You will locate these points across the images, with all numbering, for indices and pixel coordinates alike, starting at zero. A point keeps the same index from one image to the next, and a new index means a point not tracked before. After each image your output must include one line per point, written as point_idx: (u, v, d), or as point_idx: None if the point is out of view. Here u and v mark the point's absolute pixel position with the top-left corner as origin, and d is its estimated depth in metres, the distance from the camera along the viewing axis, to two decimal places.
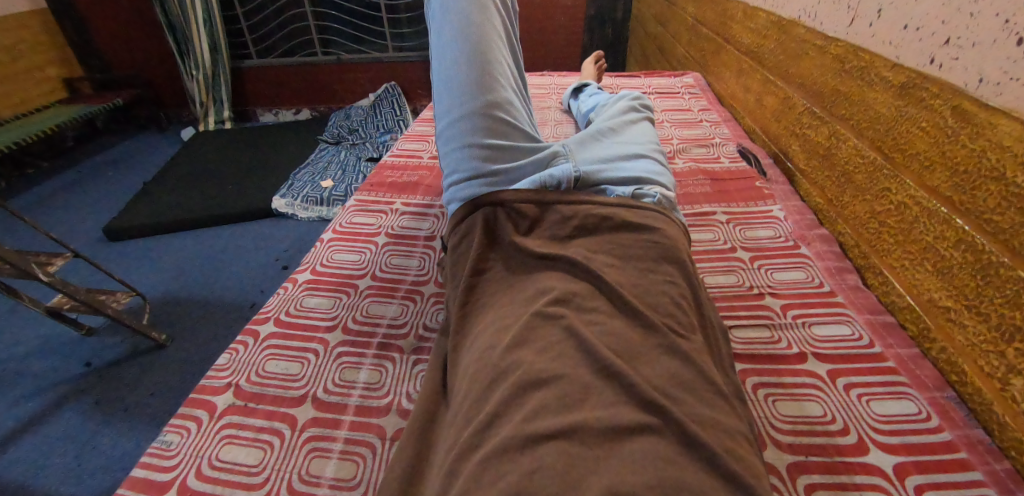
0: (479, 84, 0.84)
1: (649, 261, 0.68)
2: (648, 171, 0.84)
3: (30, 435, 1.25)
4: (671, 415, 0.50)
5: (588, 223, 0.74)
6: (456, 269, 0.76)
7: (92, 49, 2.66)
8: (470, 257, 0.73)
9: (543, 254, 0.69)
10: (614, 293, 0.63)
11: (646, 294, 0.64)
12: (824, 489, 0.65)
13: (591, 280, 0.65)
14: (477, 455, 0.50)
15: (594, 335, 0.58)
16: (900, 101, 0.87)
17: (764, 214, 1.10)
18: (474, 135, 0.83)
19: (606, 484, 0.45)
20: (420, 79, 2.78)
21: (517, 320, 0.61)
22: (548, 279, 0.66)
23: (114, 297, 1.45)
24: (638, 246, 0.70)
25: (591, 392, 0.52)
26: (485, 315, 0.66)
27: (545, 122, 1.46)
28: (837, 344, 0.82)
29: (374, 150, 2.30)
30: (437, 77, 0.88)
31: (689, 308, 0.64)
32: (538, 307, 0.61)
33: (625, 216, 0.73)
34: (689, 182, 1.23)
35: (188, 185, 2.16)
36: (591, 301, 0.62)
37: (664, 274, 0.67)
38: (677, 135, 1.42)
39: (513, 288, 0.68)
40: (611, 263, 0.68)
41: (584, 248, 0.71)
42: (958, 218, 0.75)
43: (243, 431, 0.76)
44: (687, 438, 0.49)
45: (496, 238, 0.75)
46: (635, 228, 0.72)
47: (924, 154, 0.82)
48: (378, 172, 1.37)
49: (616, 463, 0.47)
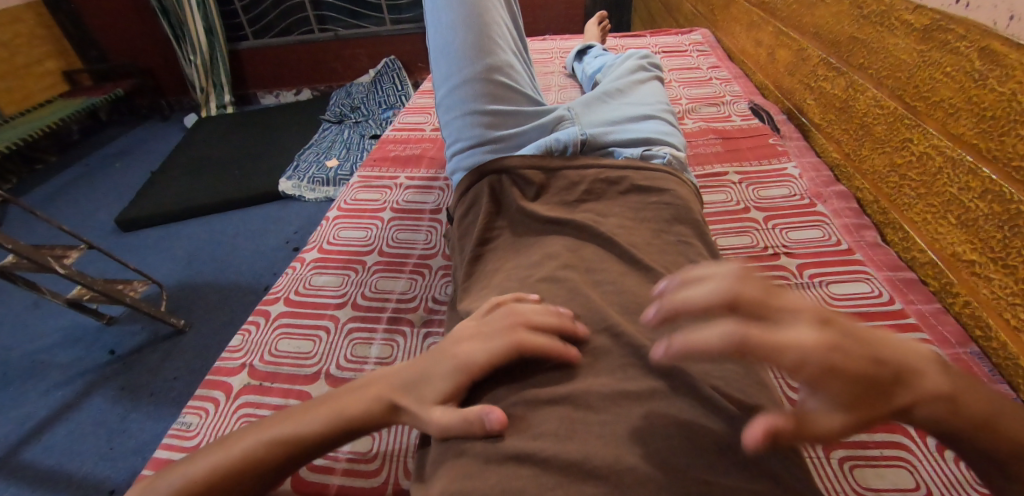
0: (479, 48, 0.81)
1: (661, 222, 0.67)
2: (657, 132, 0.81)
3: (62, 422, 1.28)
4: (686, 377, 0.49)
5: (596, 189, 0.72)
6: (463, 239, 0.74)
7: (89, 39, 2.64)
8: (477, 226, 0.72)
9: (550, 219, 0.68)
10: (625, 253, 0.61)
11: (660, 255, 0.62)
12: (841, 447, 0.64)
13: (601, 242, 0.64)
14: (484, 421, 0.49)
15: (602, 299, 0.57)
16: (923, 45, 0.82)
17: (778, 172, 1.07)
18: (475, 101, 0.81)
19: (618, 449, 0.44)
20: (420, 51, 2.72)
21: (524, 286, 0.61)
22: (556, 243, 0.65)
23: (131, 286, 1.47)
24: (649, 208, 0.68)
25: (600, 352, 0.52)
26: (491, 281, 0.65)
27: (548, 88, 1.42)
28: (856, 302, 0.80)
29: (376, 127, 2.27)
30: (434, 44, 0.85)
31: (707, 267, 0.62)
32: (544, 273, 0.60)
33: (634, 179, 0.72)
34: (700, 142, 1.19)
35: (194, 172, 2.15)
36: (601, 263, 0.61)
37: (676, 235, 0.65)
38: (686, 95, 1.38)
39: (520, 254, 0.66)
40: (622, 224, 0.66)
41: (591, 214, 0.69)
42: (985, 167, 0.72)
43: (260, 410, 0.76)
44: (703, 398, 0.48)
45: (503, 205, 0.73)
46: (645, 191, 0.70)
47: (949, 101, 0.78)
48: (380, 147, 1.35)
49: (628, 427, 0.46)
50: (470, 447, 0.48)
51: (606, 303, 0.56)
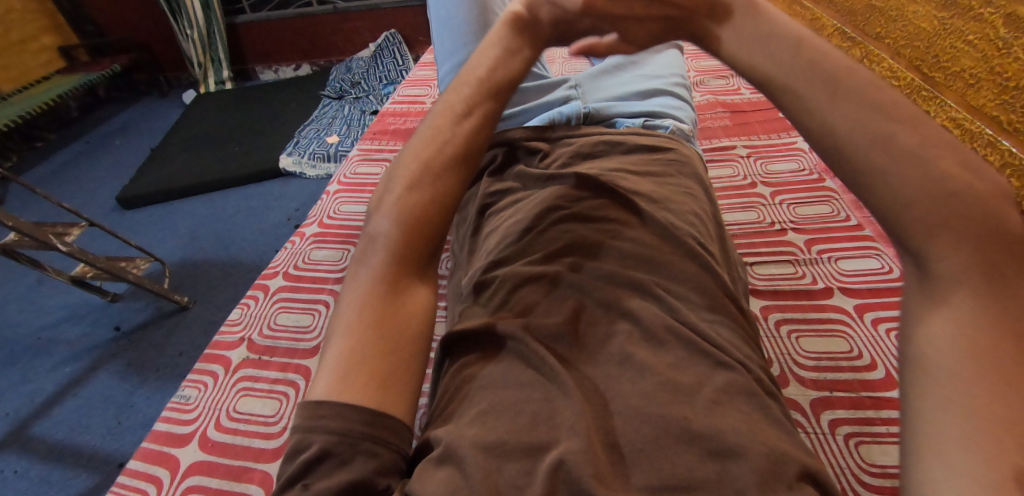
0: (481, 23, 0.79)
1: (666, 175, 0.72)
2: (663, 106, 0.84)
3: (71, 397, 1.29)
4: (693, 341, 0.49)
5: (598, 150, 0.77)
6: (468, 202, 0.79)
7: (83, 13, 2.57)
8: (478, 195, 0.76)
9: (549, 175, 0.70)
10: (629, 204, 0.64)
11: (671, 205, 0.66)
12: (848, 424, 0.64)
13: (603, 193, 0.66)
14: (485, 370, 0.51)
15: (608, 267, 0.57)
16: (945, 12, 0.79)
17: (787, 147, 1.04)
18: None
19: (630, 403, 0.46)
20: (421, 25, 2.64)
21: (523, 240, 0.63)
22: (556, 193, 0.67)
23: (133, 263, 1.46)
24: (656, 164, 0.73)
25: (598, 296, 0.55)
26: (493, 236, 0.68)
27: (552, 60, 1.40)
28: (865, 278, 0.79)
29: (377, 102, 2.22)
30: (437, 19, 0.82)
31: (707, 218, 0.67)
32: (546, 225, 0.63)
33: (637, 141, 0.76)
34: (707, 115, 1.16)
35: (194, 150, 2.12)
36: (601, 211, 0.64)
37: (682, 186, 0.70)
38: (693, 67, 1.34)
39: (525, 203, 0.69)
40: (626, 178, 0.70)
41: (594, 170, 0.72)
42: (1006, 140, 0.70)
43: (258, 384, 0.79)
44: (710, 357, 0.48)
45: (504, 168, 0.79)
46: (649, 149, 0.75)
47: (970, 71, 0.75)
48: (380, 120, 1.33)
49: (632, 381, 0.47)
50: (471, 380, 0.51)
51: (609, 269, 0.57)
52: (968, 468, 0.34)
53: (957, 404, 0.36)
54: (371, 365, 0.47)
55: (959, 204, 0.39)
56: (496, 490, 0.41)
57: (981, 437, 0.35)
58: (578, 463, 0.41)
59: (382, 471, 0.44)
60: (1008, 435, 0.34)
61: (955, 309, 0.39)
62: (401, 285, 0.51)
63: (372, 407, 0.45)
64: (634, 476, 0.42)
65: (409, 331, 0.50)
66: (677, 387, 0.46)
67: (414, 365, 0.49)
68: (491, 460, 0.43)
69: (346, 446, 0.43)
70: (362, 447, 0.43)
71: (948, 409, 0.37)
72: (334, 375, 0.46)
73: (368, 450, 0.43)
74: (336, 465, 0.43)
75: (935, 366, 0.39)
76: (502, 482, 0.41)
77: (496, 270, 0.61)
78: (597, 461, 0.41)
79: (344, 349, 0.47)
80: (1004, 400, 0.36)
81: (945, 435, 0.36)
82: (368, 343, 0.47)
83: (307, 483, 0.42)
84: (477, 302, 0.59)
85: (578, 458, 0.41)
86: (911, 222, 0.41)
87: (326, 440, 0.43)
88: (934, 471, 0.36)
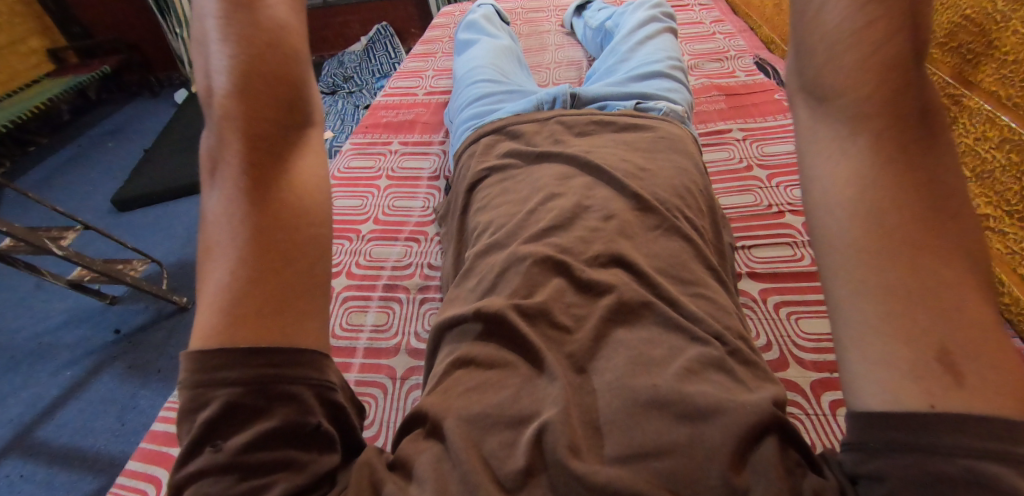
0: (492, 54, 1.03)
1: (655, 150, 0.71)
2: (657, 89, 0.84)
3: (75, 400, 1.28)
4: (675, 320, 0.50)
5: (589, 130, 0.76)
6: (456, 186, 0.80)
7: (71, 15, 2.55)
8: (467, 177, 0.76)
9: (540, 153, 0.71)
10: (614, 181, 0.64)
11: (659, 180, 0.66)
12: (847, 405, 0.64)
13: (591, 172, 0.67)
14: (468, 347, 0.51)
15: (591, 246, 0.57)
16: None
17: (783, 129, 1.03)
18: (483, 76, 0.95)
19: (613, 379, 0.47)
20: (410, 16, 2.62)
21: (513, 220, 0.63)
22: (545, 176, 0.68)
23: (130, 265, 1.46)
24: (647, 141, 0.73)
25: (580, 277, 0.55)
26: (482, 217, 0.69)
27: (544, 47, 1.39)
28: None
29: (370, 96, 2.20)
30: (461, 60, 1.07)
31: (697, 191, 0.68)
32: (533, 205, 0.64)
33: (628, 122, 0.76)
34: (702, 99, 1.15)
35: (187, 149, 2.10)
36: (588, 189, 0.64)
37: (671, 162, 0.70)
38: (688, 51, 1.32)
39: (509, 188, 0.69)
40: (617, 154, 0.70)
41: (586, 147, 0.72)
42: (1004, 115, 0.69)
43: None
44: (692, 334, 0.49)
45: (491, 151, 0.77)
46: (639, 129, 0.75)
47: (967, 46, 0.74)
48: (372, 113, 1.31)
49: (616, 358, 0.48)
50: (461, 352, 0.51)
51: (592, 248, 0.57)
52: (888, 365, 0.34)
53: (872, 296, 0.35)
54: (260, 287, 0.43)
55: (878, 19, 0.34)
56: (480, 460, 0.41)
57: (898, 324, 0.33)
58: (558, 435, 0.42)
59: (309, 411, 0.44)
60: (924, 310, 0.33)
61: (856, 163, 0.36)
62: (268, 178, 0.45)
63: (303, 347, 0.44)
64: (608, 446, 0.43)
65: (302, 238, 0.46)
66: (649, 361, 0.47)
67: (315, 278, 0.46)
68: (477, 433, 0.43)
69: (253, 394, 0.42)
70: (277, 391, 0.42)
71: (863, 296, 0.35)
72: (224, 309, 0.42)
73: (286, 390, 0.42)
74: (250, 415, 0.42)
75: (839, 246, 0.36)
76: (486, 453, 0.42)
77: (488, 254, 0.61)
78: (574, 432, 0.42)
79: (230, 274, 0.43)
80: (916, 271, 0.34)
81: (863, 323, 0.35)
82: (259, 267, 0.43)
83: (218, 444, 0.41)
84: (471, 287, 0.59)
85: (556, 428, 0.42)
86: (827, 59, 0.36)
87: (228, 394, 0.41)
88: (859, 378, 0.35)
